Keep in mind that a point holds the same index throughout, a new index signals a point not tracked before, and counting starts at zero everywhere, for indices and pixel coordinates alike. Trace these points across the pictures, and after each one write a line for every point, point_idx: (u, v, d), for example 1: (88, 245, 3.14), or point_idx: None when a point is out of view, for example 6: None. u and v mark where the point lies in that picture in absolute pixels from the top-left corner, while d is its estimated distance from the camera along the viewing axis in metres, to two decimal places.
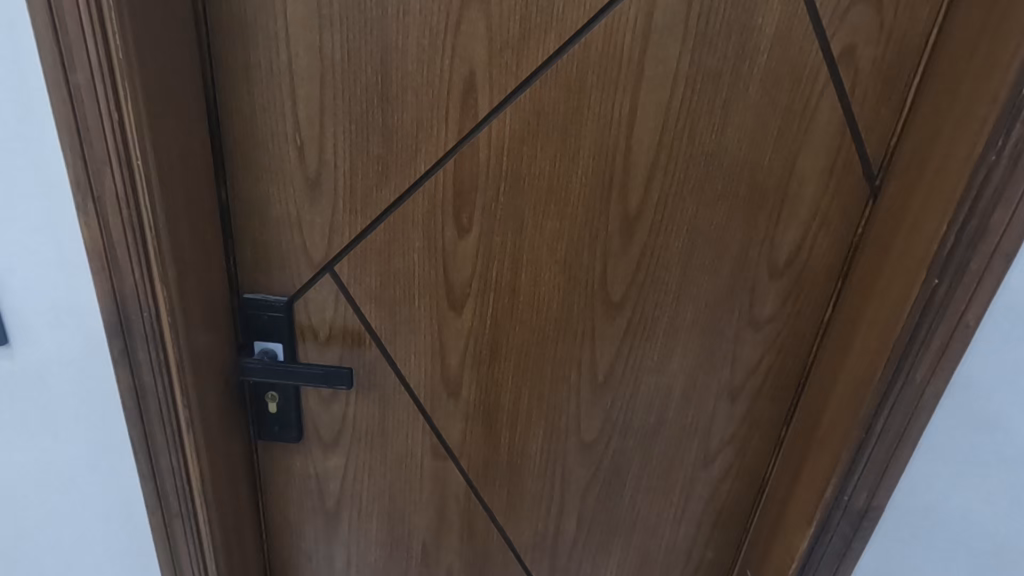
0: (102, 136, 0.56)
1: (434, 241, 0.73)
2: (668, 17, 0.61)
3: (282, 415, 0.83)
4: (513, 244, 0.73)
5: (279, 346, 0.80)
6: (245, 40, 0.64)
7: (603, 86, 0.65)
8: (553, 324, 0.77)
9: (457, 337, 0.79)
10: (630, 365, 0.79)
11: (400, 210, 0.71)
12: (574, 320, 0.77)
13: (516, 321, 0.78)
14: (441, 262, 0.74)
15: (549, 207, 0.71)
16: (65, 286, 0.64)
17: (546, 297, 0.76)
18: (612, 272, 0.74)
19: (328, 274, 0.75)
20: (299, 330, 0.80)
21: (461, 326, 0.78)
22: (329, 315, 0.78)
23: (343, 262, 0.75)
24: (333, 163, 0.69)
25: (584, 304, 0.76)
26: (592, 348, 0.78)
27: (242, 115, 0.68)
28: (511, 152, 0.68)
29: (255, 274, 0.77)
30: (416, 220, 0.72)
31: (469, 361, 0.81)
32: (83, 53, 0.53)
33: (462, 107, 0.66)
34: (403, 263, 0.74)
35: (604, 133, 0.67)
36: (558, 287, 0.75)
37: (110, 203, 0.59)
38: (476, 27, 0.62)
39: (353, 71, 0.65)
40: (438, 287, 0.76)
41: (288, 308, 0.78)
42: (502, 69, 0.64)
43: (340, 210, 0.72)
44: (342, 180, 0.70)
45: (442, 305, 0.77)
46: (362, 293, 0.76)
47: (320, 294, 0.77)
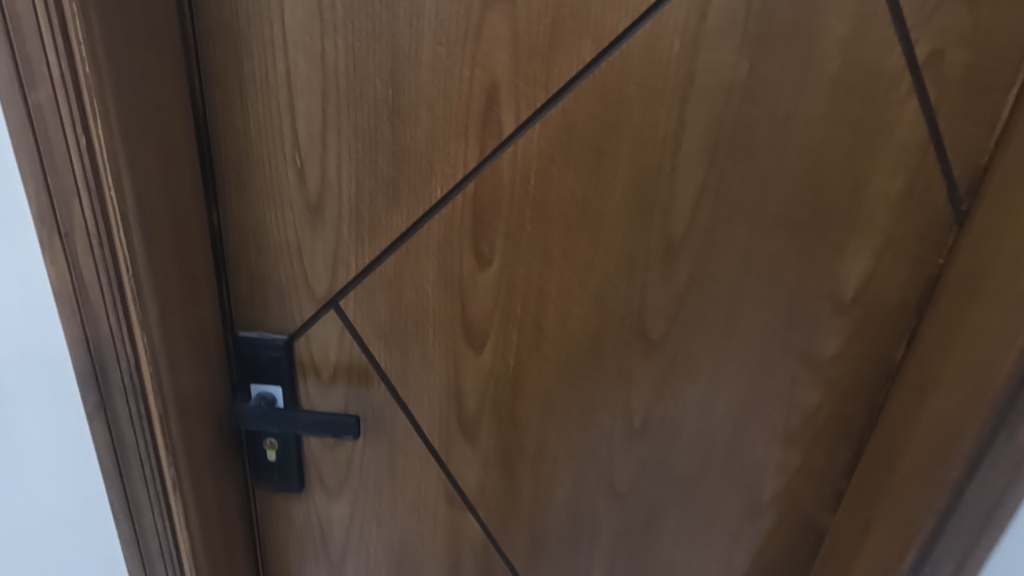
0: (69, 162, 0.48)
1: (450, 272, 0.64)
2: (724, 17, 0.53)
3: (283, 463, 0.75)
4: (540, 276, 0.64)
5: (278, 389, 0.72)
6: (237, 48, 0.56)
7: (645, 99, 0.56)
8: (583, 365, 0.68)
9: (476, 378, 0.70)
10: (670, 410, 0.70)
11: (412, 237, 0.63)
12: (608, 361, 0.68)
13: (542, 361, 0.68)
14: (457, 295, 0.66)
15: (582, 235, 0.62)
16: (33, 330, 0.56)
17: (577, 335, 0.67)
18: (652, 307, 0.65)
19: (333, 309, 0.67)
20: (301, 370, 0.72)
21: (479, 366, 0.69)
22: (334, 354, 0.70)
23: (349, 296, 0.67)
24: (337, 185, 0.61)
25: (620, 343, 0.67)
26: (627, 390, 0.69)
27: (235, 133, 0.60)
28: (539, 174, 0.60)
29: (251, 309, 0.69)
30: (431, 249, 0.64)
31: (488, 405, 0.72)
32: (44, 68, 0.45)
33: (483, 124, 0.58)
34: (415, 296, 0.66)
35: (645, 152, 0.58)
36: (590, 326, 0.66)
37: (80, 239, 0.51)
38: (500, 32, 0.54)
39: (358, 83, 0.57)
40: (454, 324, 0.67)
41: (289, 347, 0.70)
42: (530, 80, 0.56)
43: (345, 238, 0.64)
44: (347, 205, 0.62)
45: (459, 343, 0.68)
46: (370, 330, 0.68)
47: (323, 331, 0.69)
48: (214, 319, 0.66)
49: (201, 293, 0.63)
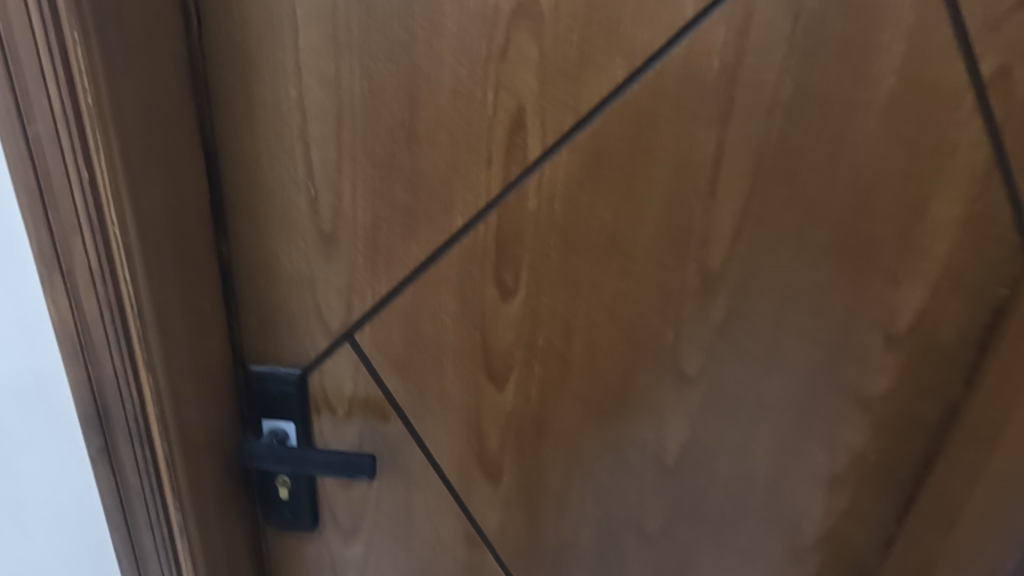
0: (71, 197, 0.46)
1: (471, 305, 0.61)
2: (768, 33, 0.49)
3: (294, 502, 0.72)
4: (566, 309, 0.60)
5: (291, 425, 0.68)
6: (247, 73, 0.53)
7: (681, 121, 0.52)
8: (612, 402, 0.64)
9: (498, 416, 0.66)
10: (707, 450, 0.65)
11: (431, 268, 0.60)
12: (639, 399, 0.63)
13: (568, 398, 0.64)
14: (478, 328, 0.62)
15: (612, 265, 0.58)
16: (35, 371, 0.54)
17: (606, 371, 0.62)
18: (687, 342, 0.60)
19: (347, 342, 0.64)
20: (315, 405, 0.68)
21: (502, 403, 0.65)
22: (348, 389, 0.67)
23: (364, 329, 0.63)
24: (352, 214, 0.58)
25: (652, 380, 0.62)
26: (661, 429, 0.65)
27: (246, 161, 0.57)
28: (567, 202, 0.56)
29: (263, 342, 0.65)
30: (451, 280, 0.60)
31: (511, 443, 0.67)
32: (44, 99, 0.43)
33: (507, 149, 0.54)
34: (433, 330, 0.62)
35: (681, 177, 0.54)
36: (620, 361, 0.62)
37: (83, 279, 0.48)
38: (526, 52, 0.51)
39: (374, 108, 0.54)
40: (475, 359, 0.63)
41: (301, 382, 0.66)
42: (558, 103, 0.52)
43: (360, 269, 0.60)
44: (363, 235, 0.59)
45: (480, 379, 0.64)
46: (386, 365, 0.65)
47: (337, 365, 0.65)
48: (223, 354, 0.63)
49: (210, 328, 0.60)
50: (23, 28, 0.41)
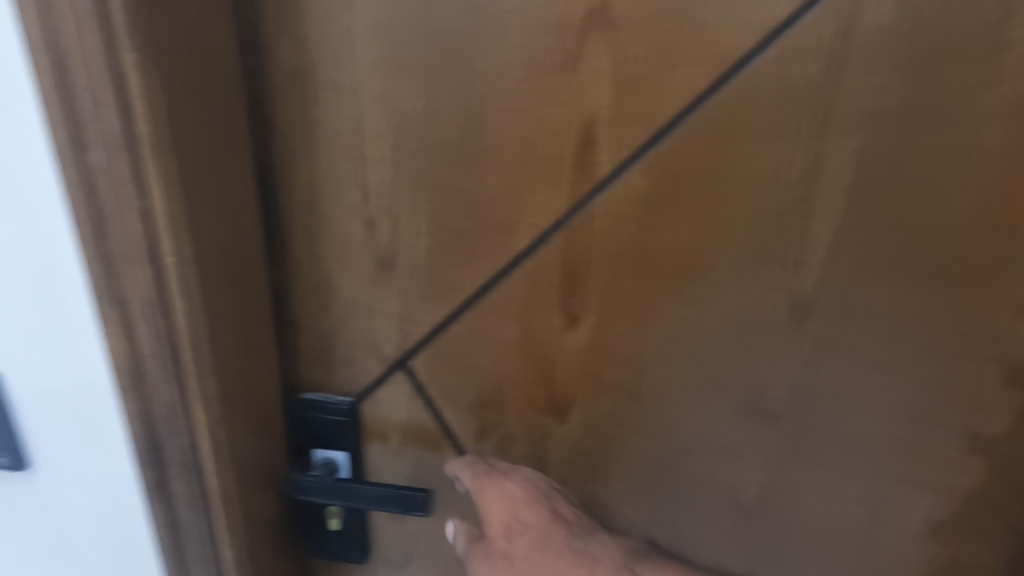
0: (127, 227, 0.44)
1: (533, 333, 0.57)
2: (874, 36, 0.43)
3: (346, 532, 0.69)
4: (637, 338, 0.55)
5: (343, 454, 0.66)
6: (303, 93, 0.51)
7: (771, 134, 0.47)
8: (685, 440, 0.58)
9: (559, 450, 0.62)
10: (793, 493, 0.59)
11: (491, 294, 0.56)
12: (715, 436, 0.58)
13: (637, 433, 0.59)
14: (541, 357, 0.58)
15: (689, 291, 0.53)
16: (90, 400, 0.53)
17: (679, 406, 0.57)
18: (772, 375, 0.55)
19: (402, 371, 0.61)
20: (367, 434, 0.65)
21: (564, 436, 0.61)
22: (401, 419, 0.64)
23: (419, 356, 0.60)
24: (410, 239, 0.55)
25: (731, 416, 0.57)
26: (741, 470, 0.59)
27: (301, 184, 0.55)
28: (640, 223, 0.51)
29: (315, 370, 0.63)
30: (512, 307, 0.56)
31: (573, 479, 0.63)
32: (101, 127, 0.41)
33: (575, 168, 0.50)
34: (492, 359, 0.59)
35: (769, 196, 0.49)
36: (696, 395, 0.56)
37: (139, 311, 0.46)
38: (598, 64, 0.47)
39: (435, 127, 0.51)
40: (537, 389, 0.59)
41: (354, 410, 0.64)
42: (632, 118, 0.48)
43: (416, 295, 0.57)
44: (420, 260, 0.56)
45: (542, 411, 0.60)
46: (442, 394, 0.61)
47: (391, 394, 0.62)
48: (276, 382, 0.61)
49: (264, 356, 0.58)
50: (81, 54, 0.39)
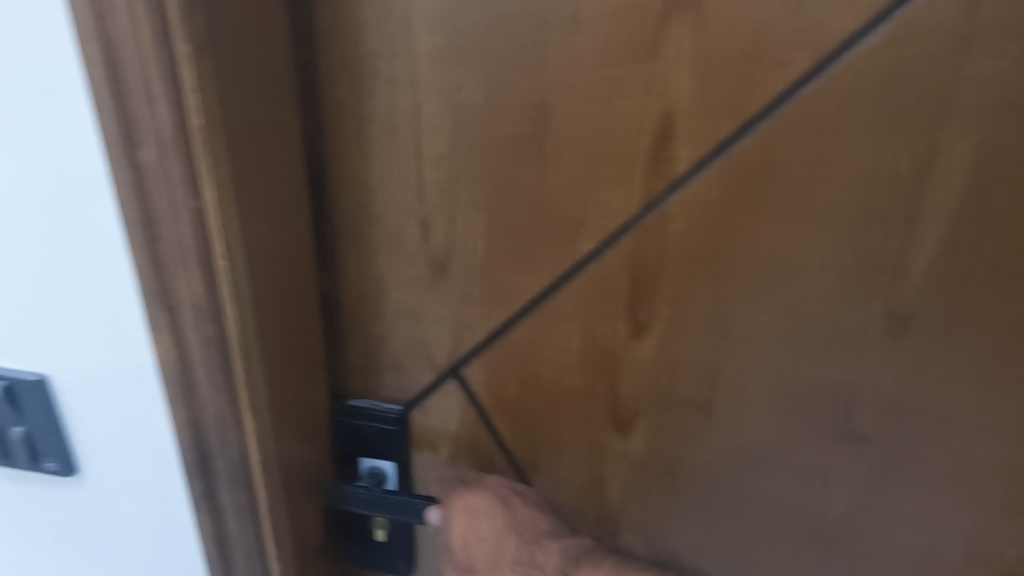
0: (178, 228, 0.42)
1: (597, 342, 0.53)
2: (1002, 12, 0.38)
3: (393, 544, 0.66)
4: (711, 350, 0.51)
5: (390, 464, 0.62)
6: (358, 85, 0.48)
7: (874, 125, 0.42)
8: (761, 461, 0.54)
9: (621, 467, 0.58)
10: (885, 525, 0.54)
11: (551, 300, 0.52)
12: (794, 458, 0.53)
13: (707, 452, 0.55)
14: (604, 368, 0.54)
15: (772, 299, 0.48)
16: (137, 407, 0.51)
17: (755, 422, 0.52)
18: (863, 393, 0.49)
19: (454, 378, 0.58)
20: (415, 445, 0.62)
21: (626, 452, 0.57)
22: (452, 430, 0.60)
23: (472, 364, 0.57)
24: (466, 241, 0.52)
25: (814, 437, 0.52)
26: (824, 495, 0.54)
27: (353, 182, 0.52)
28: (719, 225, 0.47)
29: (363, 376, 0.60)
30: (574, 314, 0.52)
31: (635, 498, 0.59)
32: (154, 123, 0.39)
33: (650, 164, 0.46)
34: (551, 368, 0.55)
35: (869, 194, 0.44)
36: (776, 413, 0.52)
37: (189, 316, 0.44)
38: (680, 49, 0.43)
39: (497, 120, 0.47)
40: (598, 402, 0.55)
41: (403, 420, 0.61)
42: (716, 109, 0.44)
43: (471, 301, 0.54)
44: (477, 263, 0.52)
45: (603, 424, 0.56)
46: (496, 404, 0.58)
47: (442, 403, 0.59)
48: (324, 389, 0.58)
49: (312, 362, 0.56)
50: (133, 43, 0.37)
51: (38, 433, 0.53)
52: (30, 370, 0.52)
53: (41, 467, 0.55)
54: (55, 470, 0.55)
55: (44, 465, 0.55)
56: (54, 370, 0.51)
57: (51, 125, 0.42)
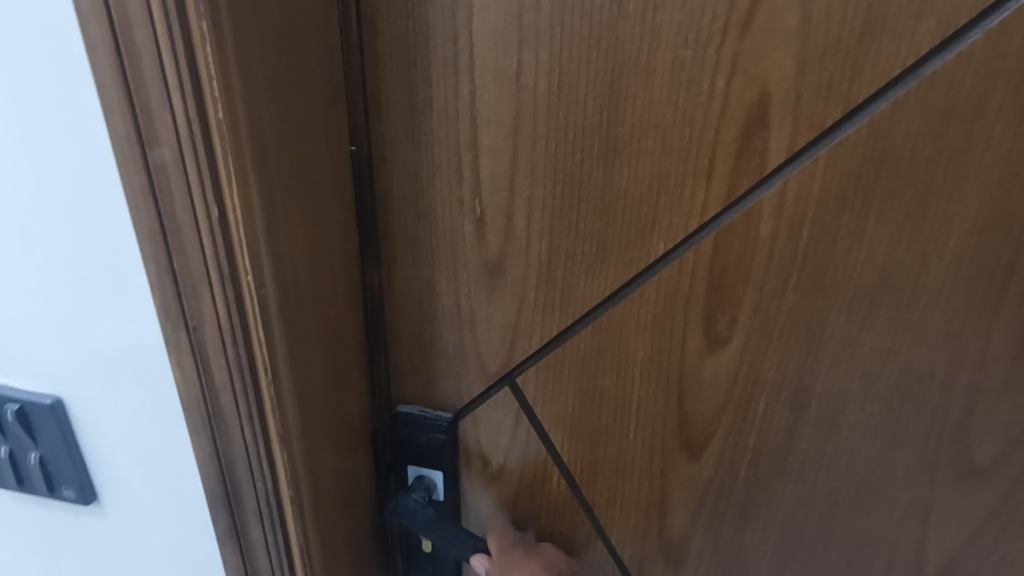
0: (198, 241, 0.36)
1: (666, 354, 0.47)
2: None
3: (438, 554, 0.61)
4: (802, 368, 0.44)
5: (439, 474, 0.57)
6: (407, 69, 0.42)
7: (1017, 110, 0.35)
8: (853, 490, 0.47)
9: (690, 493, 0.52)
10: (997, 563, 0.47)
11: (617, 307, 0.46)
12: (892, 489, 0.47)
13: (790, 479, 0.49)
14: (673, 383, 0.48)
15: (877, 311, 0.42)
16: (159, 433, 0.47)
17: (847, 449, 0.46)
18: (981, 420, 0.43)
19: (507, 386, 0.51)
20: (466, 455, 0.56)
21: (695, 475, 0.51)
22: (503, 443, 0.54)
23: (528, 373, 0.50)
24: (524, 241, 0.46)
25: (918, 466, 0.45)
26: (925, 530, 0.47)
27: (398, 178, 0.46)
28: (818, 225, 0.40)
29: (409, 385, 0.54)
30: (642, 324, 0.46)
31: (703, 525, 0.53)
32: (167, 117, 0.33)
33: (737, 157, 0.40)
34: (613, 383, 0.49)
35: (1003, 190, 0.37)
36: (873, 439, 0.45)
37: (212, 337, 0.39)
38: (784, 22, 0.36)
39: (563, 108, 0.41)
40: (665, 420, 0.49)
41: (453, 428, 0.55)
42: (823, 91, 0.37)
43: (529, 307, 0.48)
44: (536, 267, 0.46)
45: (669, 444, 0.50)
46: (554, 419, 0.52)
47: (494, 413, 0.53)
48: (362, 405, 0.53)
49: (349, 379, 0.50)
50: (141, 21, 0.31)
51: (54, 460, 0.49)
52: (44, 394, 0.48)
53: (60, 494, 0.51)
54: (73, 498, 0.51)
55: (62, 493, 0.51)
56: (71, 393, 0.47)
57: (55, 123, 0.37)
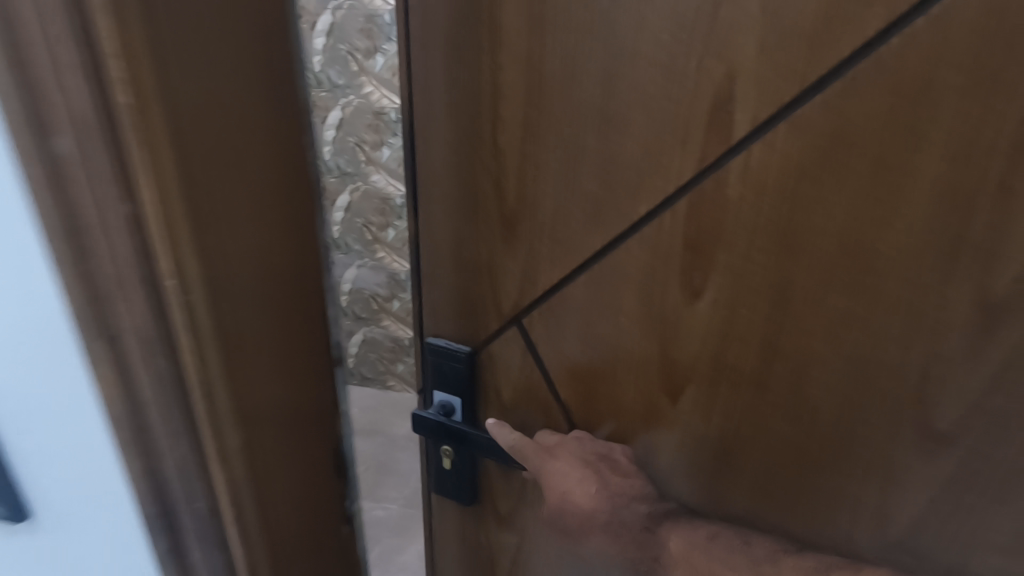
0: (113, 248, 0.28)
1: (652, 307, 0.51)
2: None
3: (458, 472, 0.70)
4: (769, 328, 0.47)
5: (458, 400, 0.65)
6: (446, 50, 0.51)
7: (967, 89, 0.37)
8: (820, 451, 0.50)
9: (670, 443, 0.55)
10: (965, 544, 0.47)
11: (606, 262, 0.51)
12: (856, 453, 0.48)
13: (759, 436, 0.51)
14: (656, 335, 0.52)
15: (836, 277, 0.44)
16: (89, 439, 0.36)
17: (812, 405, 0.48)
18: (941, 390, 0.44)
19: (516, 327, 0.59)
20: (483, 384, 0.64)
21: (677, 423, 0.54)
22: (512, 376, 0.62)
23: (534, 315, 0.57)
24: (535, 202, 0.52)
25: (885, 431, 0.47)
26: (892, 498, 0.48)
27: (435, 144, 0.55)
28: (781, 191, 0.43)
29: (438, 322, 0.64)
30: (628, 278, 0.51)
31: (688, 467, 0.55)
32: (54, 84, 0.25)
33: (709, 129, 0.43)
34: (607, 330, 0.54)
35: (956, 166, 0.38)
36: (836, 403, 0.48)
37: (139, 361, 0.31)
38: (748, 7, 0.39)
39: (565, 86, 0.47)
40: (650, 369, 0.53)
41: (471, 360, 0.63)
42: (783, 70, 0.40)
43: (538, 257, 0.55)
44: (544, 223, 0.53)
45: (654, 391, 0.54)
46: (557, 360, 0.58)
47: (506, 350, 0.61)
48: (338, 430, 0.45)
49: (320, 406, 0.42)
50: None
51: None
52: None
53: None
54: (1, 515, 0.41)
55: None
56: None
57: None
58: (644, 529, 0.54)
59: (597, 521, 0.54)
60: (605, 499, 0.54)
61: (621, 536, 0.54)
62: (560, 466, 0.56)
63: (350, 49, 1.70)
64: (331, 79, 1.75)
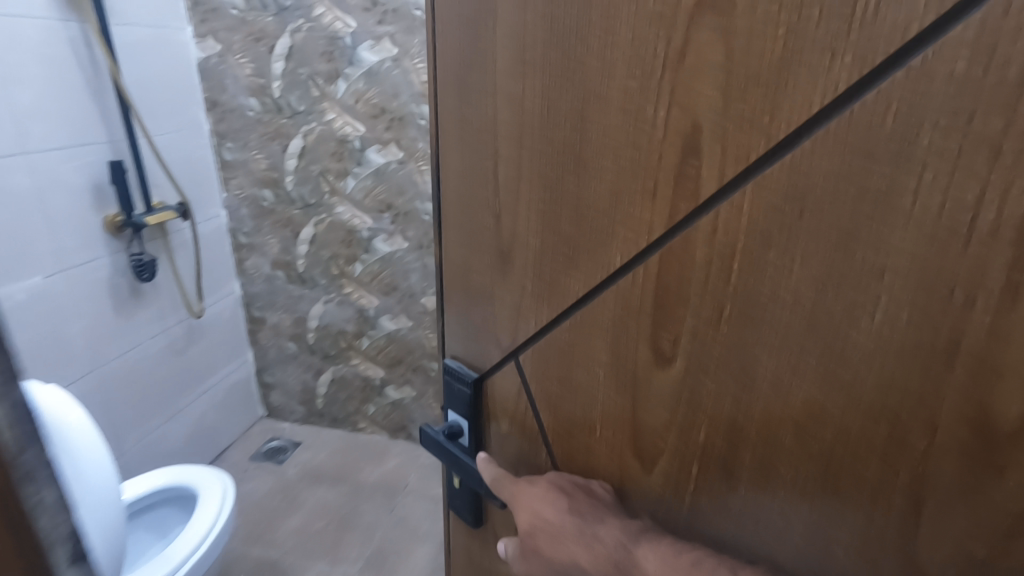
0: None
1: (624, 361, 0.50)
2: None
3: (461, 495, 0.70)
4: (738, 408, 0.44)
5: (465, 422, 0.68)
6: (460, 93, 0.55)
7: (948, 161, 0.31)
8: (795, 554, 0.44)
9: (647, 504, 0.53)
10: None
11: (587, 308, 0.52)
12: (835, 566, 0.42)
13: (728, 518, 0.47)
14: (629, 392, 0.51)
15: (806, 362, 0.40)
16: None
17: (783, 502, 0.43)
18: (930, 519, 0.36)
19: (513, 362, 0.61)
20: (488, 410, 0.67)
21: (650, 489, 0.52)
22: (512, 406, 0.63)
23: (527, 354, 0.59)
24: (525, 239, 0.54)
25: (865, 550, 0.40)
26: None
27: (450, 178, 0.60)
28: (744, 259, 0.40)
29: (456, 346, 0.68)
30: (604, 327, 0.51)
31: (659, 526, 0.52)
32: None
33: (675, 182, 0.43)
34: (586, 377, 0.54)
35: (936, 249, 0.32)
36: (807, 504, 0.42)
37: None
38: (708, 58, 0.38)
39: (549, 128, 0.48)
40: (624, 427, 0.52)
41: (477, 385, 0.66)
42: (743, 124, 0.38)
43: (529, 294, 0.56)
44: (534, 259, 0.54)
45: (626, 446, 0.53)
46: (544, 397, 0.59)
47: (505, 381, 0.63)
48: None
49: None
50: None
51: None
52: None
53: None
54: None
55: None
56: None
57: None
58: (620, 548, 0.49)
59: (566, 532, 0.51)
60: (574, 517, 0.52)
61: (597, 550, 0.50)
62: (535, 491, 0.55)
63: (312, 72, 1.86)
64: (290, 105, 1.91)
